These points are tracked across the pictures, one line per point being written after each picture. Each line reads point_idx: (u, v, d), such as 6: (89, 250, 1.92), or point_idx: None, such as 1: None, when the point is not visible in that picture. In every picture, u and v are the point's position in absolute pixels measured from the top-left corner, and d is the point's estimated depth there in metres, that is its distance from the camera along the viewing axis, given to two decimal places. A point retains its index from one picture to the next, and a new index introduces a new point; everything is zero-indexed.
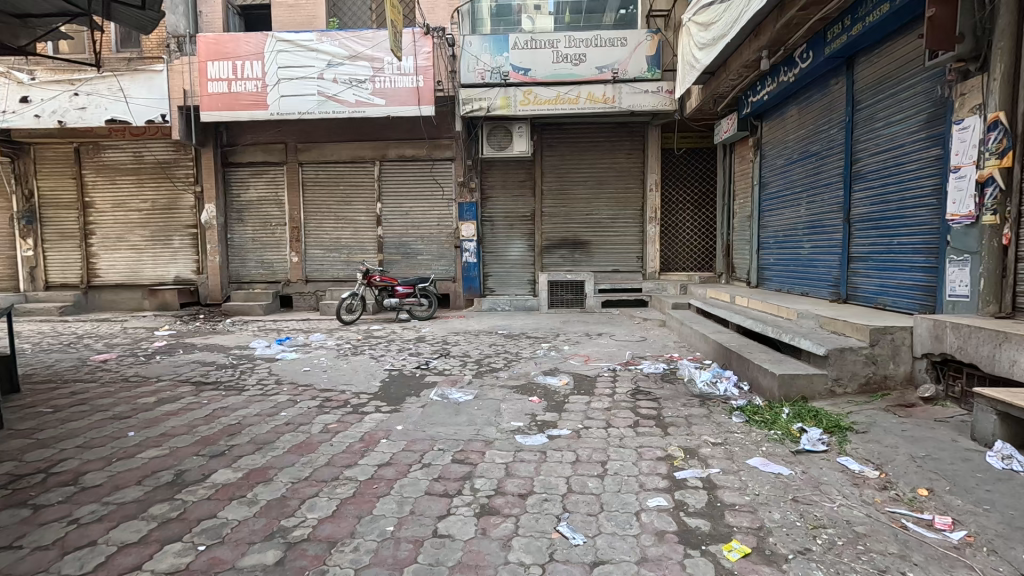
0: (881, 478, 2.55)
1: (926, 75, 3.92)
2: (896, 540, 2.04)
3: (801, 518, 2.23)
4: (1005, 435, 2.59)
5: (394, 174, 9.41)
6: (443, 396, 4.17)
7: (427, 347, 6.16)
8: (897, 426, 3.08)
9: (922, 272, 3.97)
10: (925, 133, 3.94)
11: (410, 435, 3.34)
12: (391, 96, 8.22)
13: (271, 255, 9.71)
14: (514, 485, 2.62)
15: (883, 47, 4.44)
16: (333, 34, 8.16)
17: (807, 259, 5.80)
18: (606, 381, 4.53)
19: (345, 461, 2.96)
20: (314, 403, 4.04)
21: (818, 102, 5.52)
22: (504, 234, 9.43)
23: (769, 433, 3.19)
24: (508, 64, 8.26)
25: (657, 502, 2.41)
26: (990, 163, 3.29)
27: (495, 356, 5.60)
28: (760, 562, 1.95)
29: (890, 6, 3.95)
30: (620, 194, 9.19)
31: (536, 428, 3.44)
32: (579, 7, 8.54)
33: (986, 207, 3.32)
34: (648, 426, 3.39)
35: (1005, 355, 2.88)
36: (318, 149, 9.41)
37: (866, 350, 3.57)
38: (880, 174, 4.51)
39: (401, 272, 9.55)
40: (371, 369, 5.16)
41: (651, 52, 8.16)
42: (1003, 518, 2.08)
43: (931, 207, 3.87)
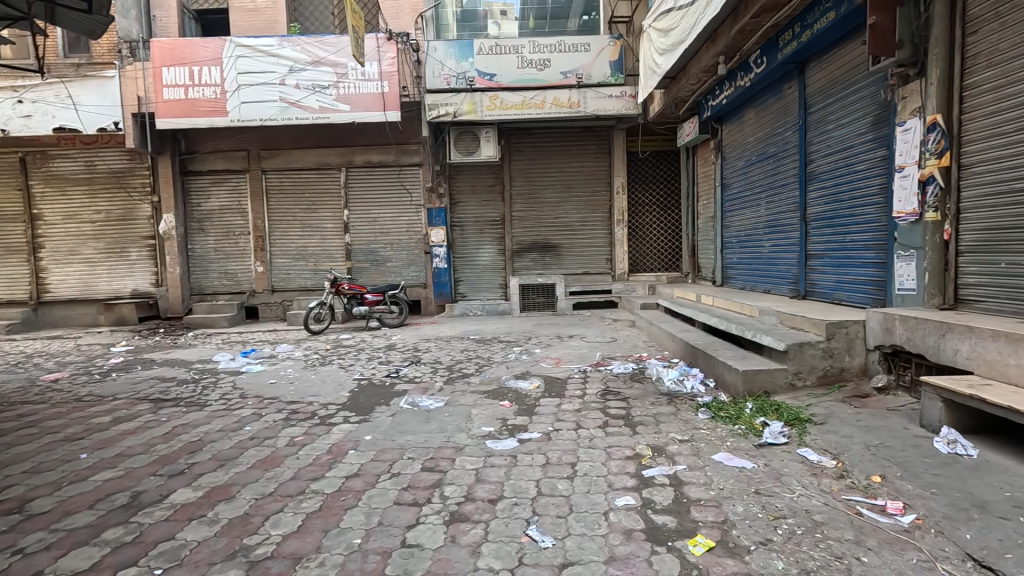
0: (837, 467, 2.64)
1: (871, 79, 4.11)
2: (851, 527, 2.12)
3: (762, 509, 2.30)
4: (950, 421, 2.72)
5: (361, 181, 9.29)
6: (413, 404, 4.13)
7: (398, 354, 6.09)
8: (853, 416, 3.20)
9: (873, 267, 4.15)
10: (872, 135, 4.13)
11: (379, 445, 3.30)
12: (355, 101, 8.13)
13: (235, 265, 9.45)
14: (484, 491, 2.61)
15: (831, 52, 4.63)
16: (294, 40, 8.03)
17: (768, 258, 5.98)
18: (577, 383, 4.57)
19: (311, 474, 2.89)
20: (280, 416, 3.95)
21: (774, 105, 5.71)
22: (474, 239, 9.41)
23: (734, 428, 3.27)
24: (473, 70, 8.29)
25: (625, 501, 2.44)
26: (931, 162, 3.47)
27: (466, 361, 5.58)
28: (724, 555, 1.99)
29: (836, 14, 4.12)
30: (588, 197, 9.30)
31: (507, 432, 3.45)
32: (543, 13, 8.64)
33: (929, 204, 3.49)
34: (617, 426, 3.44)
35: (949, 345, 3.02)
36: (282, 156, 9.24)
37: (823, 344, 3.70)
38: (833, 174, 4.69)
39: (370, 279, 9.42)
40: (339, 379, 5.07)
41: (614, 57, 8.32)
42: (948, 501, 2.19)
43: (880, 205, 4.05)
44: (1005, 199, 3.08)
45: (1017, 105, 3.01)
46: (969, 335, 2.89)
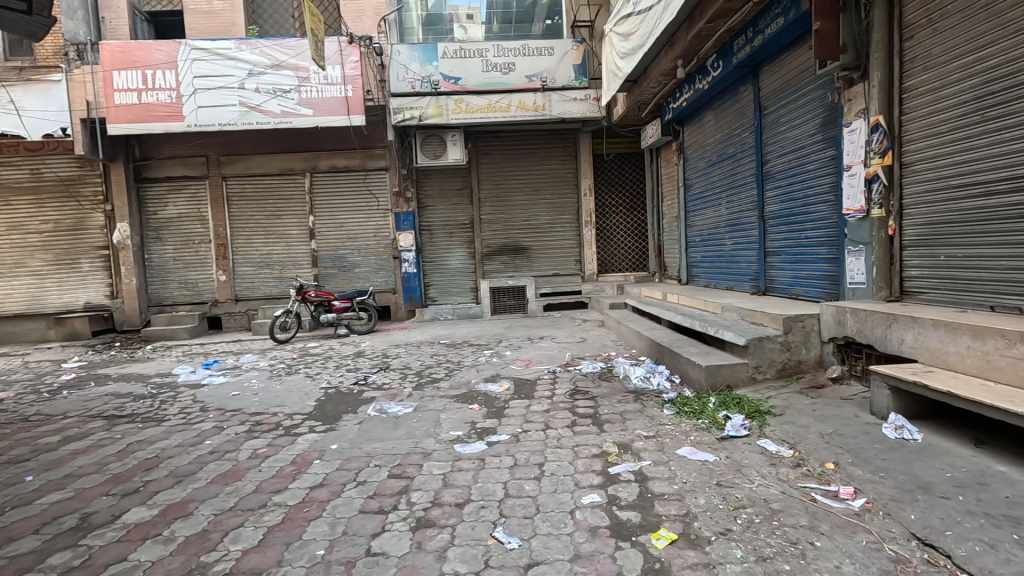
0: (794, 456, 2.74)
1: (818, 83, 4.30)
2: (806, 513, 2.19)
3: (723, 501, 2.35)
4: (898, 408, 2.85)
5: (327, 186, 9.14)
6: (381, 410, 4.08)
7: (366, 361, 6.00)
8: (809, 406, 3.32)
9: (827, 263, 4.31)
10: (822, 136, 4.30)
11: (346, 453, 3.24)
12: (319, 106, 8.00)
13: (196, 275, 9.17)
14: (451, 495, 2.60)
15: (782, 56, 4.80)
16: (253, 43, 7.85)
17: (730, 255, 6.14)
18: (546, 384, 4.59)
19: (274, 486, 2.82)
20: (242, 428, 3.84)
21: (731, 107, 5.88)
22: (443, 243, 9.37)
23: (698, 422, 3.35)
24: (438, 73, 8.27)
25: (591, 499, 2.47)
26: (875, 161, 3.65)
27: (436, 366, 5.55)
28: (685, 547, 2.03)
29: (785, 19, 4.27)
30: (556, 199, 9.39)
31: (476, 435, 3.44)
32: (508, 17, 8.70)
33: (875, 201, 3.66)
34: (585, 425, 3.47)
35: (895, 334, 3.16)
36: (243, 162, 9.01)
37: (781, 338, 3.82)
38: (787, 174, 4.86)
39: (338, 286, 9.26)
40: (306, 388, 4.96)
41: (577, 60, 8.42)
42: (895, 484, 2.29)
43: (831, 203, 4.22)
44: (942, 195, 3.25)
45: (949, 106, 3.18)
46: (913, 325, 3.02)
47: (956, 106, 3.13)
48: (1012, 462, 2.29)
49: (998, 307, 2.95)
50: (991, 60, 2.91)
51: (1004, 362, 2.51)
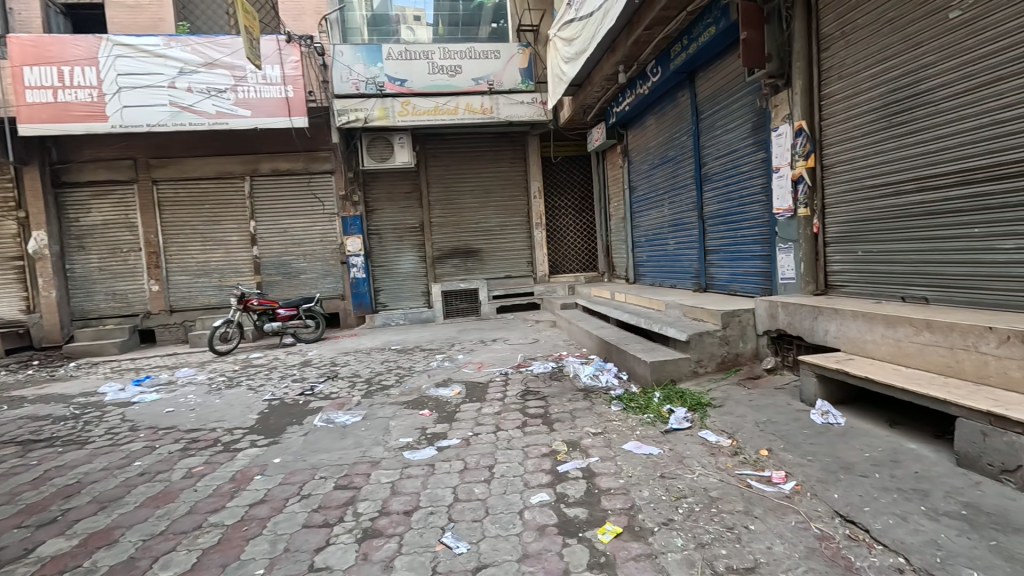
0: (732, 445, 2.86)
1: (747, 89, 4.54)
2: (742, 499, 2.30)
3: (666, 492, 2.43)
4: (824, 394, 3.04)
5: (268, 190, 8.79)
6: (328, 421, 3.96)
7: (313, 371, 5.80)
8: (746, 397, 3.49)
9: (761, 260, 4.54)
10: (752, 139, 4.54)
11: (289, 467, 3.12)
12: (256, 107, 7.69)
13: (125, 286, 8.61)
14: (400, 503, 2.55)
15: (714, 64, 5.02)
16: (183, 39, 7.45)
17: (673, 254, 6.37)
18: (498, 386, 4.60)
19: (210, 506, 2.68)
20: (176, 446, 3.62)
21: (670, 111, 6.10)
22: (393, 247, 9.22)
23: (644, 417, 3.44)
24: (383, 75, 8.11)
25: (540, 498, 2.49)
26: (800, 163, 3.89)
27: (386, 372, 5.44)
28: (630, 539, 2.08)
29: (716, 28, 4.48)
30: (506, 201, 9.44)
31: (426, 441, 3.39)
32: (455, 20, 8.68)
33: (801, 201, 3.91)
34: (535, 425, 3.49)
35: (821, 325, 3.37)
36: (175, 165, 8.52)
37: (720, 332, 4.00)
38: (722, 176, 5.09)
39: (283, 293, 8.91)
40: (247, 401, 4.73)
41: (523, 64, 8.49)
42: (822, 466, 2.44)
43: (762, 203, 4.45)
44: (858, 195, 3.50)
45: (861, 112, 3.42)
46: (836, 316, 3.24)
47: (867, 113, 3.37)
48: (922, 440, 2.49)
49: (908, 297, 3.19)
50: (896, 70, 3.14)
51: (913, 348, 2.72)
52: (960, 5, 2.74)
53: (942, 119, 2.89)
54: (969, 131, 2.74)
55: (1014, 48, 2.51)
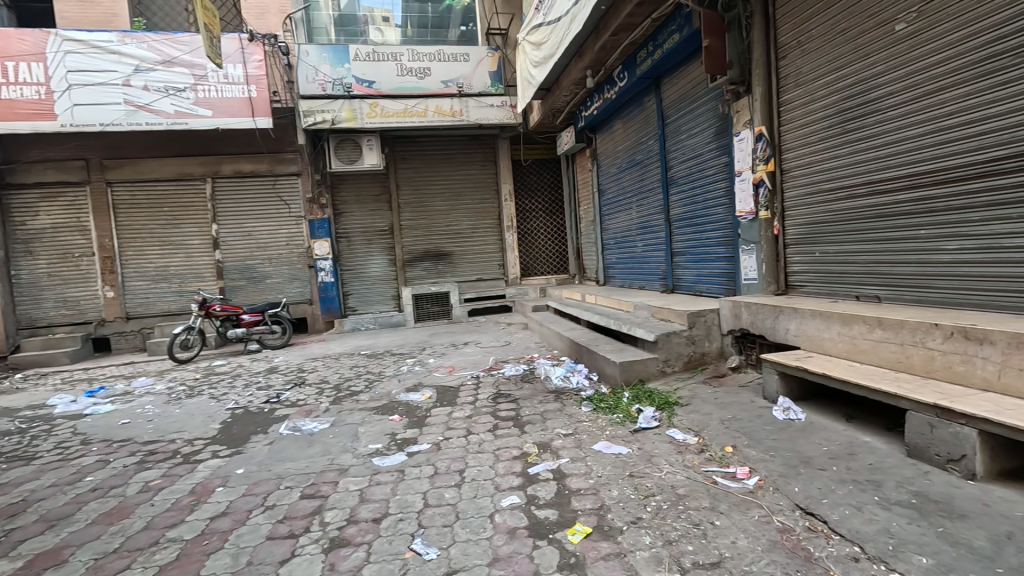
0: (699, 443, 2.93)
1: (710, 95, 4.67)
2: (708, 495, 2.35)
3: (635, 491, 2.46)
4: (785, 391, 3.14)
5: (231, 192, 8.54)
6: (294, 429, 3.86)
7: (279, 378, 5.63)
8: (711, 395, 3.58)
9: (725, 261, 4.66)
10: (715, 144, 4.66)
11: (253, 477, 3.03)
12: (218, 106, 7.47)
13: (77, 292, 8.21)
14: (368, 511, 2.50)
15: (679, 70, 5.14)
16: (138, 36, 7.17)
17: (641, 256, 6.48)
18: (469, 389, 4.57)
19: (168, 520, 2.57)
20: (132, 460, 3.46)
21: (637, 116, 6.22)
22: (361, 250, 9.08)
23: (613, 417, 3.49)
24: (350, 76, 7.99)
25: (510, 501, 2.49)
26: (760, 168, 4.02)
27: (355, 378, 5.34)
28: (599, 538, 2.10)
29: (680, 35, 4.59)
30: (477, 204, 9.43)
31: (396, 447, 3.35)
32: (424, 22, 8.65)
33: (761, 204, 4.04)
34: (506, 428, 3.49)
35: (782, 324, 3.48)
36: (131, 166, 8.19)
37: (686, 332, 4.09)
38: (687, 179, 5.21)
39: (247, 299, 8.66)
40: (209, 411, 4.56)
41: (492, 67, 8.50)
42: (783, 461, 2.51)
43: (726, 206, 4.58)
44: (815, 198, 3.64)
45: (817, 118, 3.56)
46: (795, 315, 3.35)
47: (822, 119, 3.51)
48: (875, 433, 2.60)
49: (862, 296, 3.33)
50: (848, 79, 3.28)
51: (867, 345, 2.83)
52: (905, 18, 2.88)
53: (890, 126, 3.03)
54: (914, 138, 2.88)
55: (954, 60, 2.65)
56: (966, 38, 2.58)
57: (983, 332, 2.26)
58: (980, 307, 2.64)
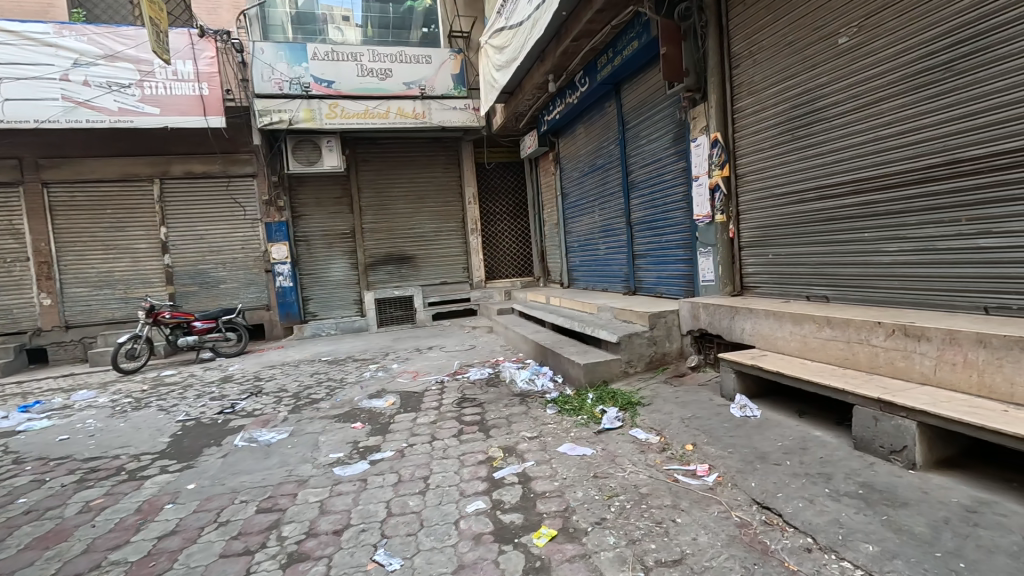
0: (661, 441, 2.99)
1: (668, 102, 4.79)
2: (670, 493, 2.40)
3: (599, 491, 2.49)
4: (742, 389, 3.24)
5: (182, 194, 8.17)
6: (250, 440, 3.71)
7: (234, 387, 5.40)
8: (672, 394, 3.66)
9: (683, 263, 4.79)
10: (674, 149, 4.78)
11: (206, 492, 2.89)
12: (166, 104, 7.15)
13: (11, 300, 7.67)
14: (328, 523, 2.43)
15: (638, 77, 5.25)
16: (78, 28, 6.79)
17: (604, 258, 6.58)
18: (434, 394, 4.52)
19: (111, 542, 2.42)
20: (71, 478, 3.25)
21: (598, 120, 6.31)
22: (322, 254, 8.86)
23: (578, 418, 3.52)
24: (309, 75, 7.76)
25: (475, 506, 2.47)
26: (716, 173, 4.15)
27: (315, 386, 5.19)
28: (564, 540, 2.11)
29: (639, 42, 4.69)
30: (440, 207, 9.35)
31: (358, 455, 3.27)
32: (385, 22, 8.53)
33: (718, 208, 4.17)
34: (471, 432, 3.47)
35: (738, 324, 3.59)
36: (70, 166, 7.72)
37: (648, 333, 4.17)
38: (647, 184, 5.32)
39: (200, 305, 8.29)
40: (158, 424, 4.33)
41: (455, 70, 8.47)
42: (741, 457, 2.59)
43: (684, 210, 4.70)
44: (768, 201, 3.77)
45: (768, 125, 3.70)
46: (750, 315, 3.47)
47: (773, 126, 3.65)
48: (825, 428, 2.72)
49: (811, 296, 3.48)
50: (796, 88, 3.43)
51: (817, 342, 2.96)
52: (847, 32, 3.04)
53: (835, 133, 3.18)
54: (857, 145, 3.04)
55: (891, 73, 2.81)
56: (901, 52, 2.75)
57: (921, 328, 2.39)
58: (918, 305, 2.80)
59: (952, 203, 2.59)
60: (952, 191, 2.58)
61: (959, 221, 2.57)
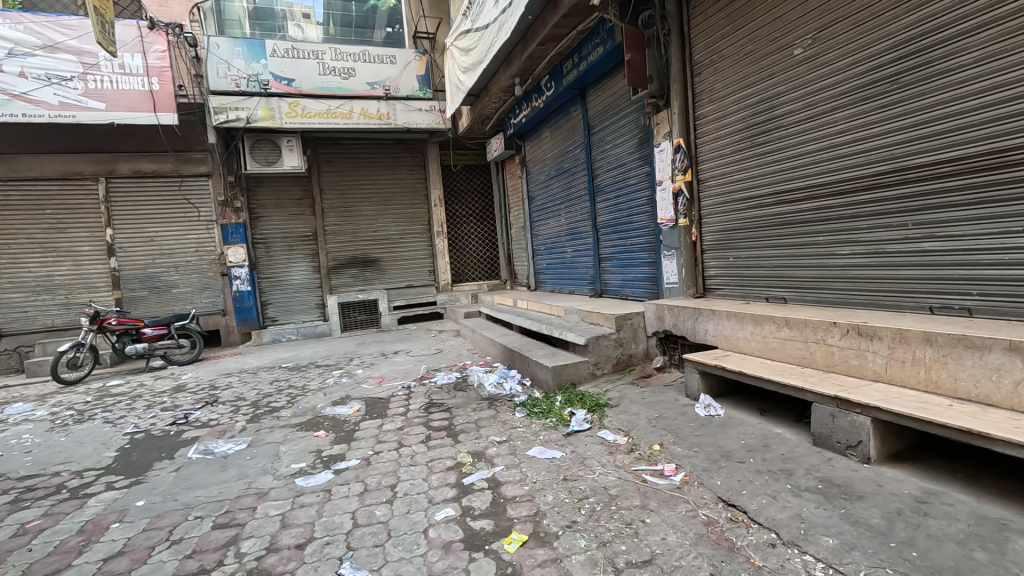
0: (628, 442, 3.02)
1: (632, 107, 4.88)
2: (638, 493, 2.42)
3: (569, 494, 2.49)
4: (706, 389, 3.32)
5: (130, 194, 7.76)
6: (205, 452, 3.54)
7: (187, 397, 5.14)
8: (639, 395, 3.71)
9: (648, 266, 4.88)
10: (638, 154, 4.87)
11: (157, 509, 2.73)
12: (112, 100, 6.78)
13: None
14: (291, 537, 2.34)
15: (603, 82, 5.33)
16: (13, 16, 6.36)
17: (570, 261, 6.63)
18: (400, 400, 4.43)
19: (49, 567, 2.24)
20: (4, 499, 3.01)
21: (564, 124, 6.37)
22: (282, 257, 8.59)
23: (546, 421, 3.52)
24: (267, 72, 7.51)
25: (444, 513, 2.42)
26: (679, 177, 4.25)
27: (276, 394, 5.00)
28: (535, 545, 2.09)
29: (603, 48, 4.76)
30: (406, 209, 9.23)
31: (321, 464, 3.16)
32: (347, 21, 8.37)
33: (681, 212, 4.27)
34: (439, 438, 3.41)
35: (701, 325, 3.68)
36: (4, 163, 7.22)
37: (615, 334, 4.21)
38: (612, 188, 5.40)
39: (150, 310, 7.88)
40: (102, 438, 4.07)
41: (420, 71, 8.38)
42: (706, 456, 2.64)
43: (648, 213, 4.79)
44: (729, 206, 3.88)
45: (728, 132, 3.82)
46: (713, 316, 3.56)
47: (733, 133, 3.77)
48: (785, 425, 2.81)
49: (770, 298, 3.60)
50: (755, 96, 3.55)
51: (776, 342, 3.06)
52: (802, 44, 3.17)
53: (791, 141, 3.30)
54: (812, 152, 3.17)
55: (843, 84, 2.95)
56: (851, 65, 2.89)
57: (873, 328, 2.50)
58: (869, 306, 2.94)
59: (899, 208, 2.73)
60: (899, 197, 2.72)
61: (905, 226, 2.71)
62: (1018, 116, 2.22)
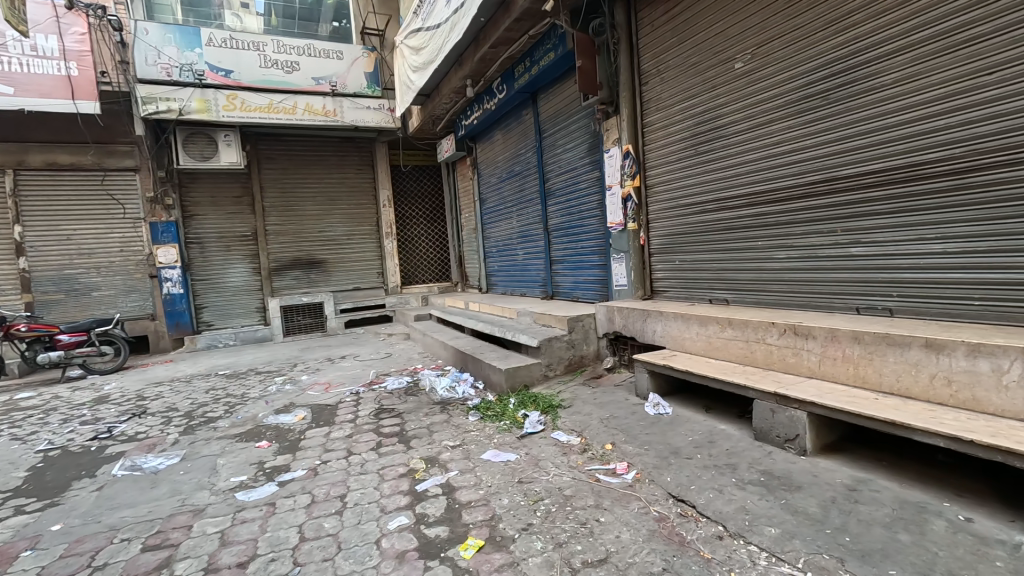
0: (581, 443, 3.06)
1: (583, 112, 4.97)
2: (593, 493, 2.45)
3: (524, 496, 2.49)
4: (655, 388, 3.42)
5: (43, 187, 7.09)
6: (133, 468, 3.27)
7: (111, 409, 4.74)
8: (590, 395, 3.77)
9: (598, 268, 4.98)
10: (588, 158, 4.96)
11: (77, 533, 2.49)
12: (23, 84, 6.19)
13: None
14: (232, 555, 2.19)
15: (554, 87, 5.40)
16: None
17: (522, 263, 6.67)
18: (348, 406, 4.29)
19: None
20: None
21: (516, 127, 6.39)
22: (219, 258, 8.12)
23: (500, 424, 3.51)
24: (202, 63, 7.10)
25: (397, 522, 2.36)
26: (628, 183, 4.35)
27: (212, 403, 4.71)
28: (492, 550, 2.07)
29: (555, 54, 4.83)
30: (353, 210, 8.97)
31: (264, 477, 3.00)
32: (290, 12, 8.01)
33: (629, 216, 4.38)
34: (391, 445, 3.32)
35: (650, 326, 3.79)
36: None
37: (566, 336, 4.26)
38: (564, 191, 5.46)
39: (66, 315, 7.21)
40: (10, 456, 3.67)
41: (368, 69, 8.19)
42: (657, 453, 2.72)
43: (598, 217, 4.90)
44: (675, 211, 4.03)
45: (674, 139, 3.96)
46: (661, 318, 3.67)
47: (679, 140, 3.91)
48: (729, 421, 2.94)
49: (713, 299, 3.76)
50: (699, 105, 3.70)
51: (721, 342, 3.19)
52: (743, 58, 3.33)
53: (733, 150, 3.47)
54: (752, 161, 3.34)
55: (780, 97, 3.12)
56: (788, 79, 3.06)
57: (808, 327, 2.67)
58: (803, 307, 3.13)
59: (829, 215, 2.93)
60: (830, 204, 2.91)
61: (835, 232, 2.91)
62: (933, 133, 2.43)
